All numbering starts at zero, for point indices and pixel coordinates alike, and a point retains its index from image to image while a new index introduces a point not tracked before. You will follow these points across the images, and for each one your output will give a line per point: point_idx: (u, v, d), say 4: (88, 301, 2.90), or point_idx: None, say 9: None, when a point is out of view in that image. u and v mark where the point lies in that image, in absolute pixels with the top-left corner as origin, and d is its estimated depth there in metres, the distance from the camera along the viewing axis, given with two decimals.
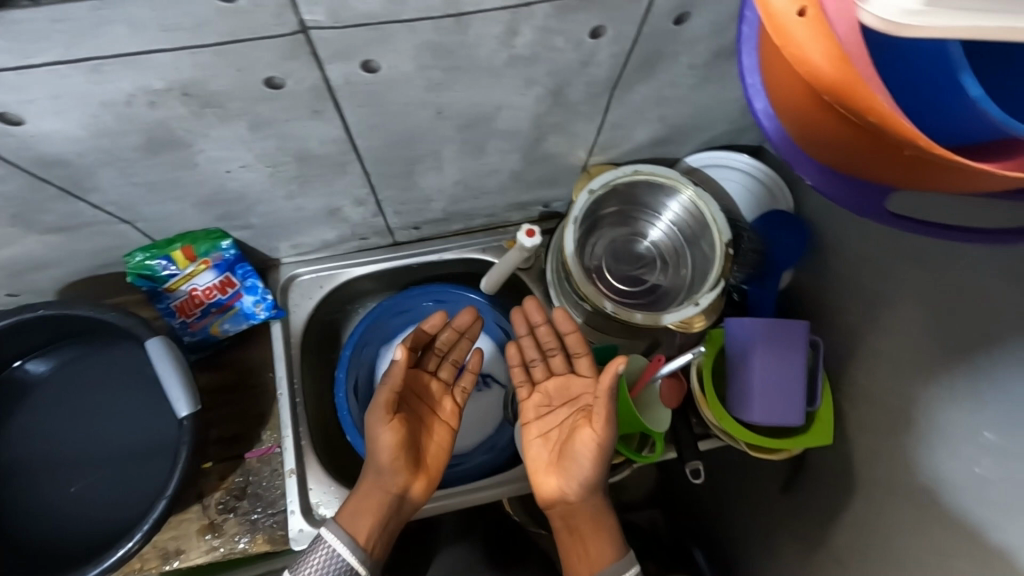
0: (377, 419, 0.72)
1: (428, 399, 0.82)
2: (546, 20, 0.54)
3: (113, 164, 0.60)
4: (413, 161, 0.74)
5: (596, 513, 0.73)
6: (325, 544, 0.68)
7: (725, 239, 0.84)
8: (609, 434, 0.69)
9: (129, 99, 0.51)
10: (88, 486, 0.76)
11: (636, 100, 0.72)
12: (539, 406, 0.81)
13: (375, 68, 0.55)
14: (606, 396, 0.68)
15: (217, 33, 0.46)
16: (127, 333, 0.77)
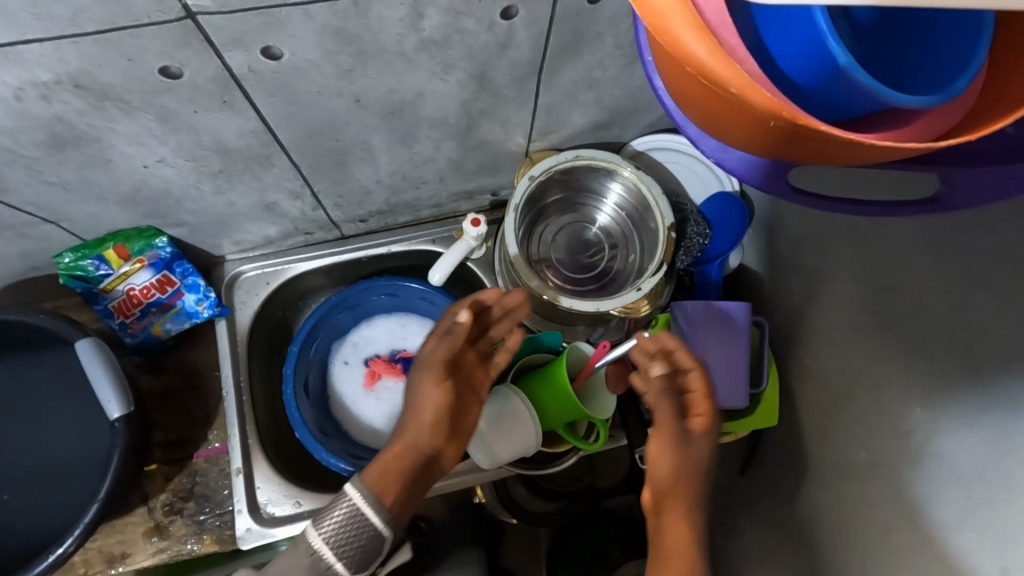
0: (430, 371, 0.68)
1: (474, 373, 0.74)
2: (450, 1, 0.52)
3: (19, 162, 0.59)
4: (340, 152, 0.73)
5: (682, 518, 0.63)
6: (347, 499, 0.62)
7: (668, 222, 0.83)
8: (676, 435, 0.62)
9: (17, 93, 0.50)
10: (21, 493, 0.75)
11: (566, 82, 0.71)
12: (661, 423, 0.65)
13: (278, 55, 0.53)
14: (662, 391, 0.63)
15: (96, 20, 0.45)
16: (56, 338, 0.76)
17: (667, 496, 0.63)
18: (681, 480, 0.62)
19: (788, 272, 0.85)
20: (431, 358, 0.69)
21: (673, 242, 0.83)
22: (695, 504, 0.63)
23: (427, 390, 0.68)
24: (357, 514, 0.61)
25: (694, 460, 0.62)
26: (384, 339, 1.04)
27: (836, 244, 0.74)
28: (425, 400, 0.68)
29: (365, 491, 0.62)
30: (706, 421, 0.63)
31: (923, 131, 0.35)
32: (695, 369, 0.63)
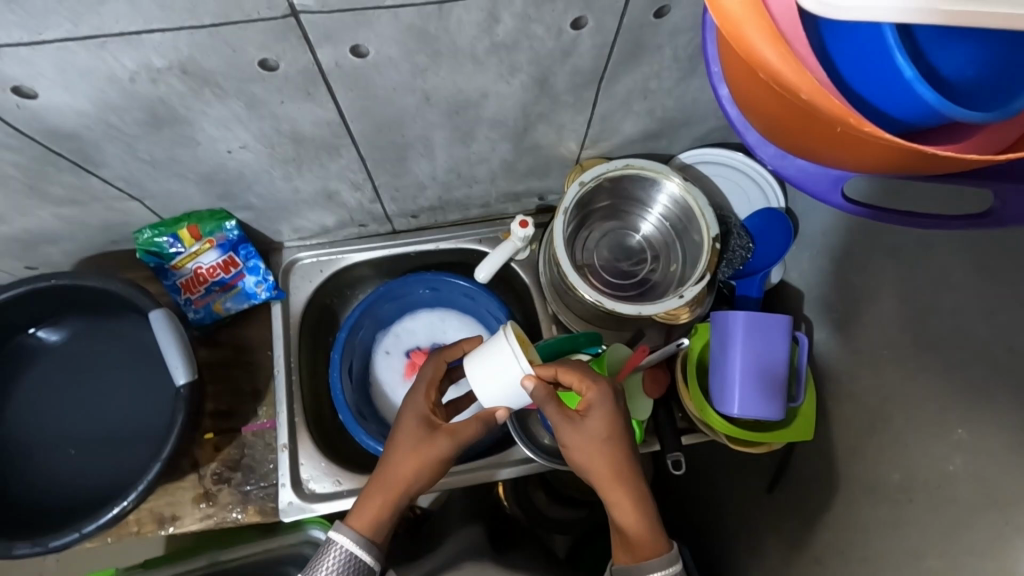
0: (402, 442, 0.72)
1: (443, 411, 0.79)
2: (525, 8, 0.56)
3: (120, 139, 0.64)
4: (400, 149, 0.77)
5: (621, 482, 0.68)
6: (337, 545, 0.68)
7: (712, 233, 0.85)
8: (579, 423, 0.68)
9: (132, 76, 0.55)
10: (88, 451, 0.80)
11: (622, 91, 0.74)
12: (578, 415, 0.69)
13: (362, 53, 0.58)
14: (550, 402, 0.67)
15: (211, 14, 0.50)
16: (134, 307, 0.81)
17: (608, 482, 0.68)
18: (602, 458, 0.68)
19: (829, 289, 0.86)
20: (403, 429, 0.73)
21: (717, 253, 0.84)
22: (626, 469, 0.68)
23: (401, 458, 0.71)
24: (349, 555, 0.68)
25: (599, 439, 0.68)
26: (425, 332, 1.08)
27: (880, 263, 0.75)
28: (394, 462, 0.72)
29: (348, 534, 0.69)
30: (594, 400, 0.68)
31: (982, 144, 0.38)
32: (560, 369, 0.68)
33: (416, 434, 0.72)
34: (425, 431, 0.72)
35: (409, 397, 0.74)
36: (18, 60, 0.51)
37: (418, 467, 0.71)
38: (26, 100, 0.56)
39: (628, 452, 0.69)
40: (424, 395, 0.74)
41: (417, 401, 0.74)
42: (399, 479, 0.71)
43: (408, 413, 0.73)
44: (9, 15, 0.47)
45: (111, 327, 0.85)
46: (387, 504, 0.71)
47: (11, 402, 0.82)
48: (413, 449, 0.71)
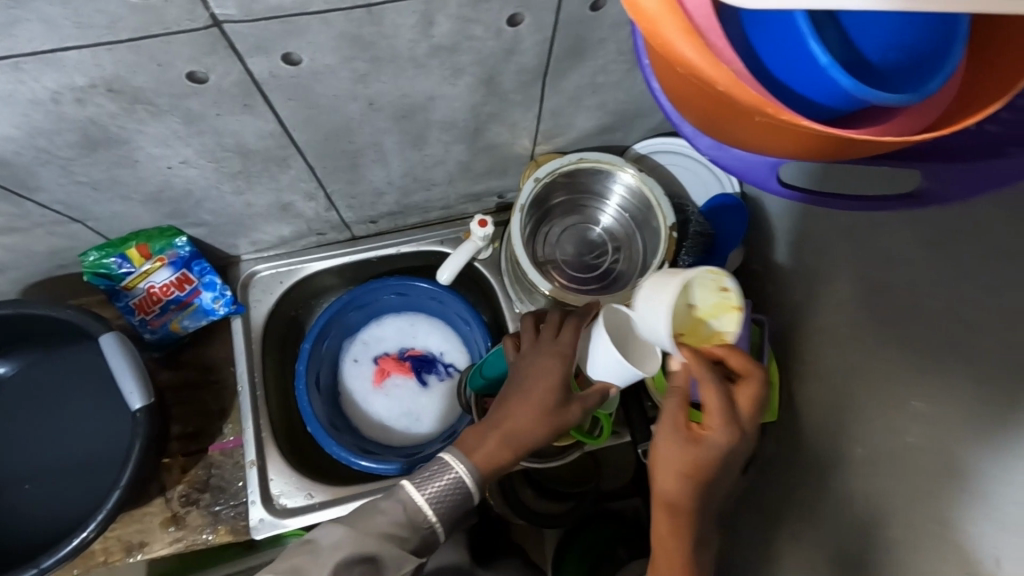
0: (537, 396, 0.62)
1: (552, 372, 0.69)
2: (460, 9, 0.56)
3: (52, 162, 0.62)
4: (352, 155, 0.76)
5: (684, 536, 0.59)
6: (450, 467, 0.59)
7: (669, 222, 0.85)
8: (679, 446, 0.55)
9: (55, 97, 0.53)
10: (44, 483, 0.78)
11: (569, 85, 0.74)
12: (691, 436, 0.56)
13: (296, 61, 0.57)
14: (682, 390, 0.56)
15: (130, 29, 0.48)
16: (83, 332, 0.79)
17: (662, 503, 0.58)
18: (678, 494, 0.56)
19: (789, 270, 0.87)
20: (542, 379, 0.63)
21: (675, 241, 0.85)
22: (694, 521, 0.58)
23: (530, 401, 0.62)
24: (461, 484, 0.59)
25: (694, 486, 0.56)
26: (393, 337, 1.07)
27: (836, 243, 0.76)
28: (522, 411, 0.62)
29: (471, 462, 0.59)
30: (716, 443, 0.54)
31: (903, 128, 0.38)
32: (716, 381, 0.54)
33: (555, 389, 0.62)
34: (564, 388, 0.63)
35: (552, 342, 0.65)
36: None
37: (537, 428, 0.62)
38: None
39: (710, 501, 0.58)
40: (571, 347, 0.65)
41: (562, 358, 0.63)
42: (521, 429, 0.62)
43: (554, 364, 0.63)
44: None
45: (62, 354, 0.83)
46: (510, 449, 0.61)
47: None
48: (545, 404, 0.62)
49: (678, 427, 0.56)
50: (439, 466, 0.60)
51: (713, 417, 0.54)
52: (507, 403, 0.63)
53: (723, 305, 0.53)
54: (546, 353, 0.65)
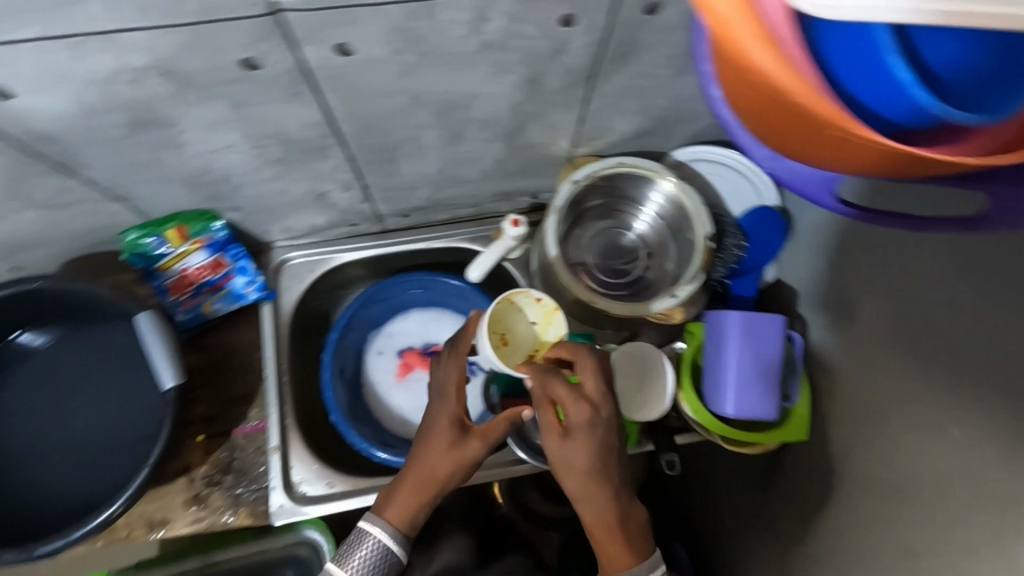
0: (439, 438, 0.70)
1: None
2: (515, 7, 0.55)
3: (99, 141, 0.62)
4: (391, 148, 0.76)
5: (604, 515, 0.63)
6: (371, 536, 0.68)
7: (706, 232, 0.83)
8: (563, 442, 0.62)
9: (111, 77, 0.54)
10: (72, 457, 0.80)
11: (615, 88, 0.73)
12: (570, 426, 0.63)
13: (348, 52, 0.57)
14: (540, 400, 0.66)
15: (190, 12, 0.48)
16: (118, 311, 0.80)
17: (580, 498, 0.63)
18: (582, 478, 0.62)
19: (823, 288, 0.85)
20: (437, 428, 0.71)
21: (712, 252, 0.83)
22: (609, 500, 0.63)
23: (432, 455, 0.70)
24: (385, 550, 0.68)
25: (580, 467, 0.62)
26: (418, 333, 1.07)
27: (870, 261, 0.75)
28: (432, 462, 0.70)
29: (384, 526, 0.69)
30: (580, 421, 0.62)
31: (980, 147, 0.36)
32: (555, 378, 0.65)
33: (449, 432, 0.70)
34: (457, 428, 0.71)
35: (439, 399, 0.72)
36: None
37: (454, 467, 0.70)
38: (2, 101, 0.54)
39: (612, 477, 0.63)
40: (451, 389, 0.73)
41: (453, 397, 0.72)
42: (438, 476, 0.70)
43: (441, 409, 0.72)
44: None
45: (95, 331, 0.84)
46: (420, 497, 0.70)
47: None
48: (453, 446, 0.70)
49: (550, 426, 0.64)
50: (359, 536, 0.69)
51: (571, 406, 0.63)
52: (416, 456, 0.71)
53: (546, 313, 0.81)
54: (447, 403, 0.72)
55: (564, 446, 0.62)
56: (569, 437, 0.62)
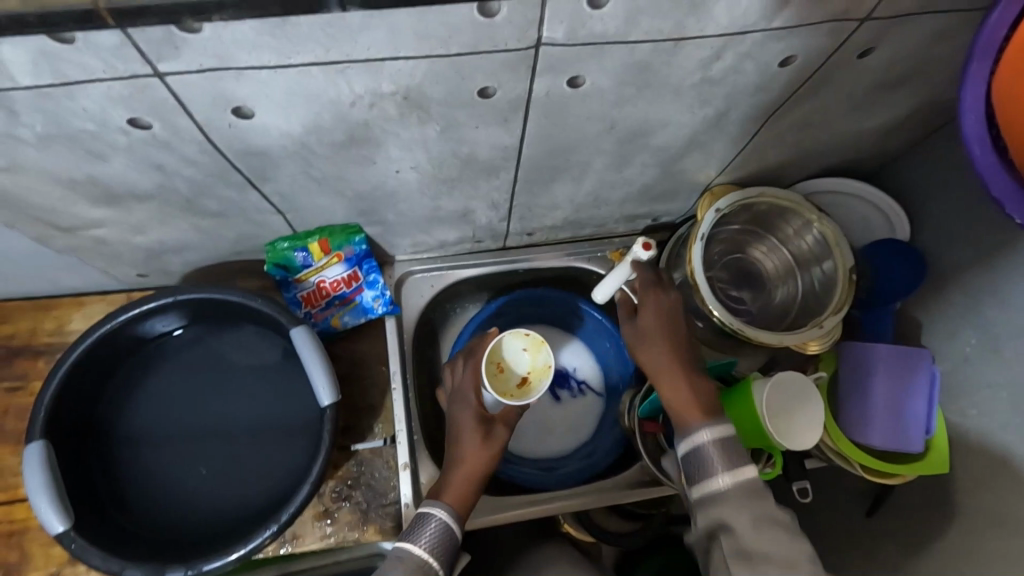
0: (468, 428, 0.74)
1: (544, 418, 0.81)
2: (750, 47, 0.56)
3: (303, 158, 0.62)
4: (556, 171, 0.76)
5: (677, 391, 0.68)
6: (434, 519, 0.67)
7: (849, 264, 0.85)
8: (645, 313, 0.75)
9: (353, 100, 0.54)
10: (219, 469, 0.78)
11: (786, 123, 0.74)
12: (653, 304, 0.76)
13: (578, 83, 0.57)
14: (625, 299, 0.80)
15: (461, 45, 0.49)
16: (270, 320, 0.79)
17: (658, 371, 0.70)
18: (659, 351, 0.72)
19: (944, 325, 0.85)
20: (464, 426, 0.74)
21: (854, 285, 0.84)
22: (688, 371, 0.69)
23: (469, 441, 0.73)
24: (448, 530, 0.67)
25: (660, 348, 0.72)
26: None
27: (1014, 305, 0.74)
28: (465, 461, 0.72)
29: (443, 506, 0.68)
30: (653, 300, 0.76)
31: None
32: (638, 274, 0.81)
33: (476, 427, 0.74)
34: (482, 423, 0.74)
35: (459, 398, 0.77)
36: (254, 81, 0.49)
37: (489, 455, 0.73)
38: (241, 119, 0.54)
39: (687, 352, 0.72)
40: (470, 392, 0.77)
41: (471, 395, 0.76)
42: (476, 467, 0.72)
43: (463, 409, 0.76)
44: (268, 40, 0.45)
45: (235, 335, 0.82)
46: (470, 482, 0.71)
47: (139, 413, 0.79)
48: (485, 441, 0.73)
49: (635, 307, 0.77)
50: (420, 520, 0.68)
51: (649, 294, 0.77)
52: (450, 454, 0.74)
53: (535, 343, 0.83)
54: (465, 397, 0.77)
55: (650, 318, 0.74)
56: (651, 313, 0.75)
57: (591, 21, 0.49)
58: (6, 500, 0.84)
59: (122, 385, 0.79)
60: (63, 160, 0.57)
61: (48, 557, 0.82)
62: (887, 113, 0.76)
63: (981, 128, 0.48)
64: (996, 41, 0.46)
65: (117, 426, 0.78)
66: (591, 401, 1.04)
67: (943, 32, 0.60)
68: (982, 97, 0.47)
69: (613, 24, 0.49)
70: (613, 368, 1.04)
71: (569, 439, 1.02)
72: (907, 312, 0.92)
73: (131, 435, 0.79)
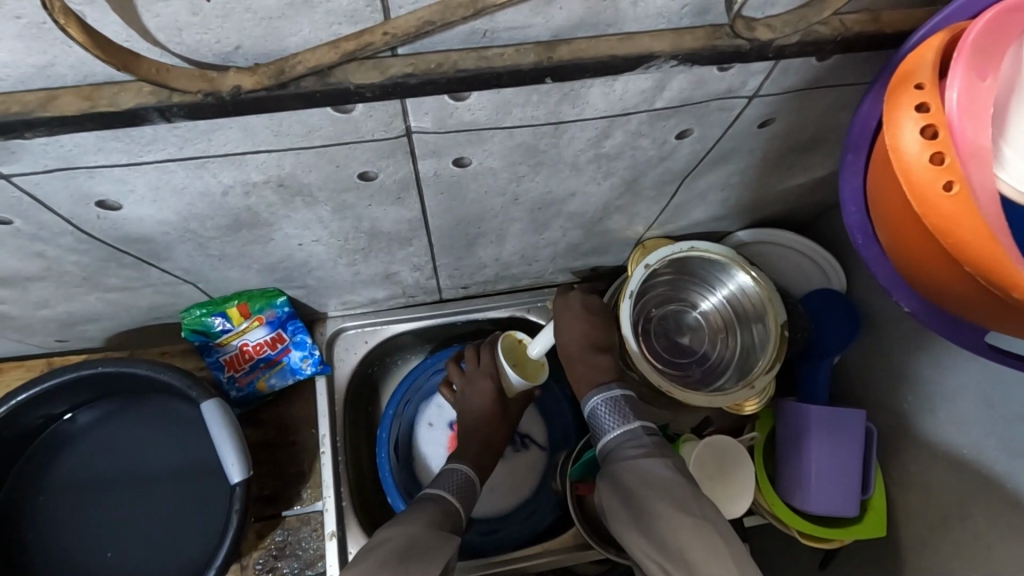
0: (490, 410, 0.87)
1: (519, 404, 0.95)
2: (638, 125, 0.54)
3: (193, 240, 0.61)
4: (473, 236, 0.75)
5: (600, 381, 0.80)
6: (462, 476, 0.79)
7: (780, 320, 0.84)
8: (585, 324, 0.84)
9: (226, 190, 0.52)
10: (128, 552, 0.76)
11: (703, 183, 0.73)
12: (593, 314, 0.86)
13: (465, 163, 0.56)
14: (564, 311, 0.86)
15: (325, 137, 0.47)
16: (177, 390, 0.77)
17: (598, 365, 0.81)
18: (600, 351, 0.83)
19: (882, 381, 0.83)
20: (485, 395, 0.87)
21: (786, 339, 0.84)
22: (590, 352, 0.82)
23: (489, 421, 0.87)
24: (473, 484, 0.79)
25: (571, 347, 0.82)
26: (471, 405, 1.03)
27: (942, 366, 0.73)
28: (487, 430, 0.87)
29: (467, 474, 0.79)
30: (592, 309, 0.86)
31: None
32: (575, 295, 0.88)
33: (494, 399, 0.88)
34: (499, 398, 0.89)
35: (479, 381, 0.88)
36: (111, 179, 0.47)
37: (502, 426, 0.89)
38: (110, 211, 0.52)
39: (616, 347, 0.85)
40: (492, 370, 0.88)
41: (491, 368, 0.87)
42: (491, 436, 0.87)
43: (486, 384, 0.87)
44: (113, 143, 0.43)
45: (144, 409, 0.81)
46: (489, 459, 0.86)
47: (48, 499, 0.78)
48: (502, 415, 0.88)
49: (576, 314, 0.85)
50: (446, 479, 0.77)
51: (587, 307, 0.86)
52: (472, 425, 0.86)
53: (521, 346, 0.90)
54: (483, 382, 0.88)
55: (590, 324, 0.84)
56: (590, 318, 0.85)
57: (459, 111, 0.47)
58: None
59: (30, 471, 0.79)
60: None
61: None
62: (807, 171, 0.74)
63: (862, 218, 0.47)
64: (865, 134, 0.45)
65: (26, 512, 0.77)
66: (534, 456, 1.00)
67: (841, 103, 0.58)
68: (859, 188, 0.46)
69: (482, 113, 0.48)
70: (555, 423, 1.01)
71: (509, 497, 0.97)
72: (846, 364, 0.90)
73: (41, 520, 0.77)
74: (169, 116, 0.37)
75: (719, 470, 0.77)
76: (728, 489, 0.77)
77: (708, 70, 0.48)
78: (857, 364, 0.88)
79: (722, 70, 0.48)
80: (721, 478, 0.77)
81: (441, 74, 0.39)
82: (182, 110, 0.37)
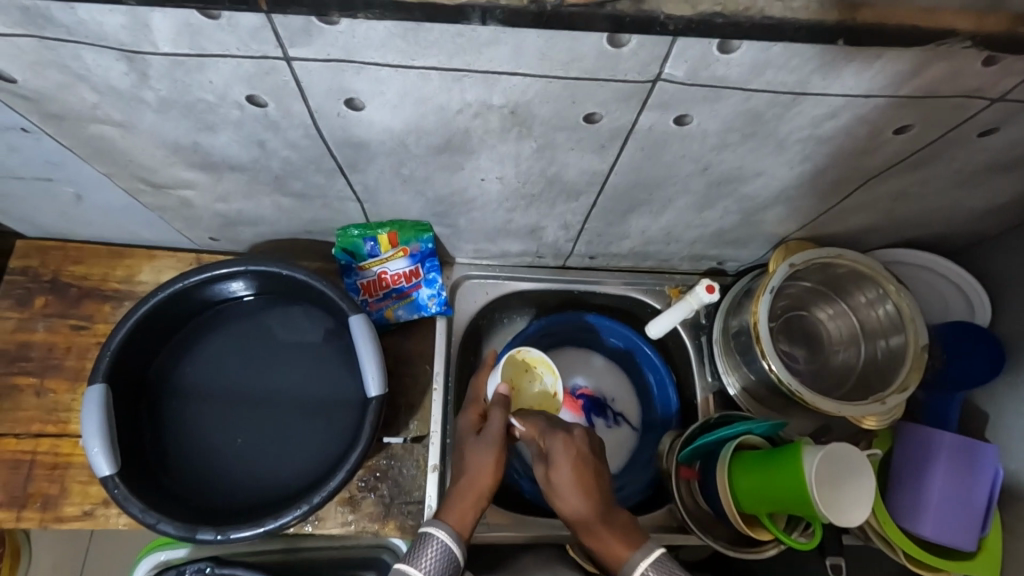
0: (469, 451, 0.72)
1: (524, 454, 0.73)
2: (868, 112, 0.54)
3: (397, 155, 0.63)
4: (637, 203, 0.75)
5: (584, 496, 0.64)
6: (436, 540, 0.62)
7: (922, 341, 0.81)
8: (558, 464, 0.65)
9: (462, 107, 0.54)
10: (256, 442, 0.80)
11: (882, 190, 0.72)
12: (568, 449, 0.66)
13: (684, 122, 0.56)
14: (550, 439, 0.67)
15: (581, 70, 0.49)
16: (329, 303, 0.81)
17: (581, 523, 0.64)
18: (575, 504, 0.64)
19: (1017, 424, 0.81)
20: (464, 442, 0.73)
21: (923, 363, 0.81)
22: (583, 475, 0.65)
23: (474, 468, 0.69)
24: (451, 552, 0.62)
25: (559, 477, 0.65)
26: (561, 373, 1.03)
27: None
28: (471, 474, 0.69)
29: (445, 526, 0.63)
30: (563, 453, 0.66)
31: None
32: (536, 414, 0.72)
33: (477, 444, 0.72)
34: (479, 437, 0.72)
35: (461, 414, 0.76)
36: (371, 78, 0.50)
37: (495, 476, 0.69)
38: (352, 110, 0.55)
39: (593, 486, 0.65)
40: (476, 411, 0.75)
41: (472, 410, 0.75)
42: (480, 488, 0.68)
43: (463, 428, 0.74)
44: (398, 41, 0.46)
45: (291, 313, 0.85)
46: (476, 507, 0.67)
47: (187, 377, 0.82)
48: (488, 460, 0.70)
49: (555, 444, 0.66)
50: (421, 540, 0.63)
51: (558, 438, 0.67)
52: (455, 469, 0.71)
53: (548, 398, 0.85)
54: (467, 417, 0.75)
55: (569, 478, 0.64)
56: (565, 462, 0.65)
57: (717, 65, 0.48)
58: (54, 434, 0.87)
59: (176, 351, 0.83)
60: (175, 125, 0.59)
61: (83, 496, 0.85)
62: (991, 193, 0.73)
63: None
64: None
65: (165, 389, 0.81)
66: (626, 435, 1.01)
67: None
68: None
69: (737, 69, 0.48)
70: (654, 407, 1.01)
71: None
72: (975, 401, 0.87)
73: (180, 397, 0.81)
74: (488, 17, 0.42)
75: (834, 480, 0.71)
76: (843, 500, 0.71)
77: (973, 62, 0.48)
78: (988, 403, 0.85)
79: (985, 65, 0.48)
80: (833, 489, 0.71)
81: (747, 18, 0.41)
82: (502, 14, 0.41)
